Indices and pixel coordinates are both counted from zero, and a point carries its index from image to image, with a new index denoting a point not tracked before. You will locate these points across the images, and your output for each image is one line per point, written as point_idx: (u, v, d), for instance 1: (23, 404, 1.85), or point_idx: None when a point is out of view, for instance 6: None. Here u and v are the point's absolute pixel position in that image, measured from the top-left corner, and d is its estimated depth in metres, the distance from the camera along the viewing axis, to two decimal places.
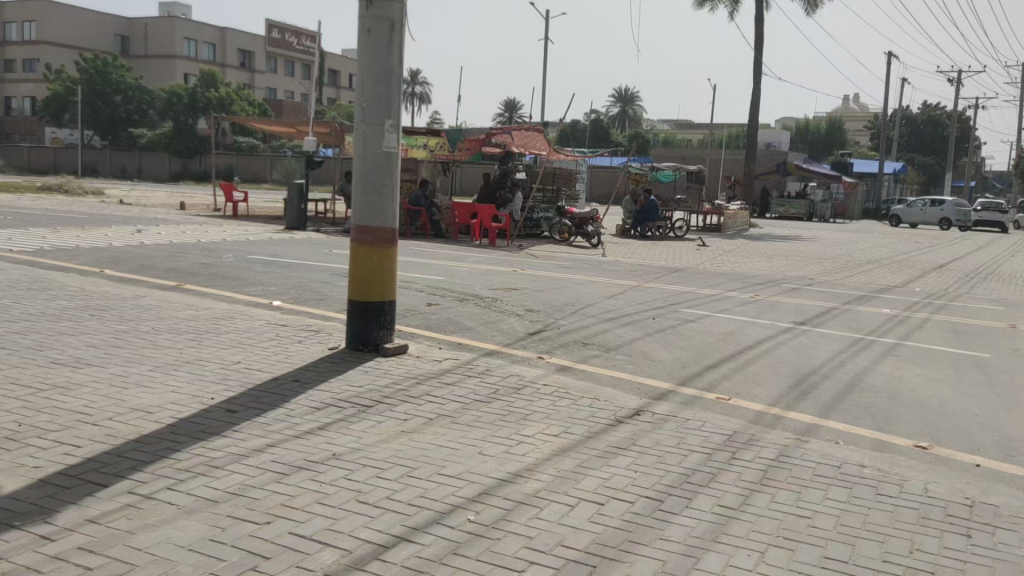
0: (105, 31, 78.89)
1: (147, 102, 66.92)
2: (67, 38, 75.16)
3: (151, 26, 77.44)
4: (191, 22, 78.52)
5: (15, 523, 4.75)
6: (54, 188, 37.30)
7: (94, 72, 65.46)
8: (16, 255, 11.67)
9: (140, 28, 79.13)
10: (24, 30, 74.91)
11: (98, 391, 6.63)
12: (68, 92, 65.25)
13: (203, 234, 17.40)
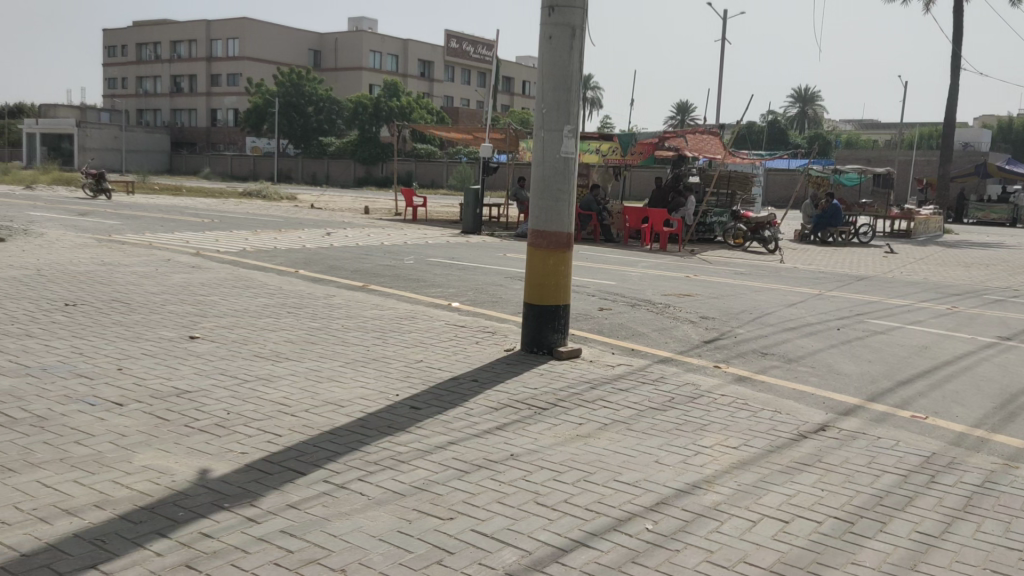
0: (299, 45, 84.48)
1: (336, 112, 71.38)
2: (267, 53, 81.21)
3: (341, 42, 82.88)
4: (376, 36, 82.92)
5: (225, 504, 5.14)
6: (253, 194, 40.43)
7: (290, 85, 70.87)
8: (227, 255, 12.71)
9: (331, 44, 84.70)
10: (229, 48, 81.62)
11: (295, 383, 7.09)
12: (266, 104, 70.70)
13: (386, 237, 18.26)
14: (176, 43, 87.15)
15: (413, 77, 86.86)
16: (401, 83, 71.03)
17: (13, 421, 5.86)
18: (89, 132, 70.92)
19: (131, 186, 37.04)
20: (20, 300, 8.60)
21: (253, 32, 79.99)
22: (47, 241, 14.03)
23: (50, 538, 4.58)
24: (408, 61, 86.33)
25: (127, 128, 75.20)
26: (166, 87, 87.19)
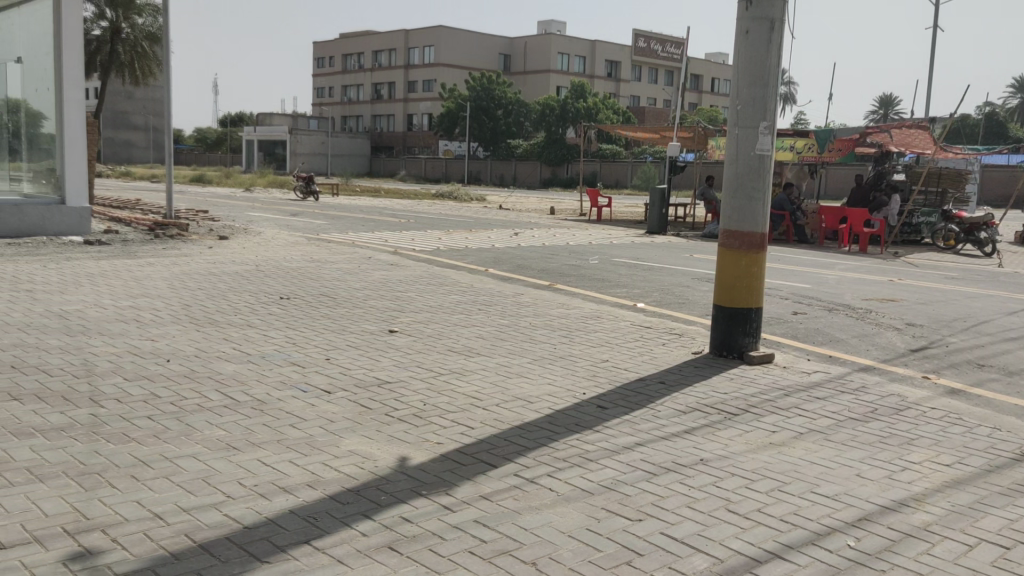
0: (490, 50, 87.06)
1: (524, 115, 73.08)
2: (460, 59, 84.32)
3: (533, 45, 84.57)
4: (565, 39, 84.00)
5: (422, 492, 5.39)
6: (445, 195, 42.04)
7: (481, 90, 72.93)
8: (422, 254, 13.32)
9: (522, 47, 86.61)
10: (426, 56, 85.46)
11: (486, 378, 7.31)
12: (459, 109, 73.49)
13: (572, 237, 18.42)
14: (377, 52, 92.25)
15: (600, 78, 87.47)
16: (587, 84, 71.69)
17: (237, 403, 6.42)
18: (300, 138, 76.49)
19: (335, 188, 39.66)
20: (242, 292, 9.42)
21: (448, 39, 83.37)
22: (265, 239, 15.26)
23: (269, 513, 4.98)
24: (595, 62, 86.92)
25: (333, 133, 80.48)
26: (367, 95, 92.60)
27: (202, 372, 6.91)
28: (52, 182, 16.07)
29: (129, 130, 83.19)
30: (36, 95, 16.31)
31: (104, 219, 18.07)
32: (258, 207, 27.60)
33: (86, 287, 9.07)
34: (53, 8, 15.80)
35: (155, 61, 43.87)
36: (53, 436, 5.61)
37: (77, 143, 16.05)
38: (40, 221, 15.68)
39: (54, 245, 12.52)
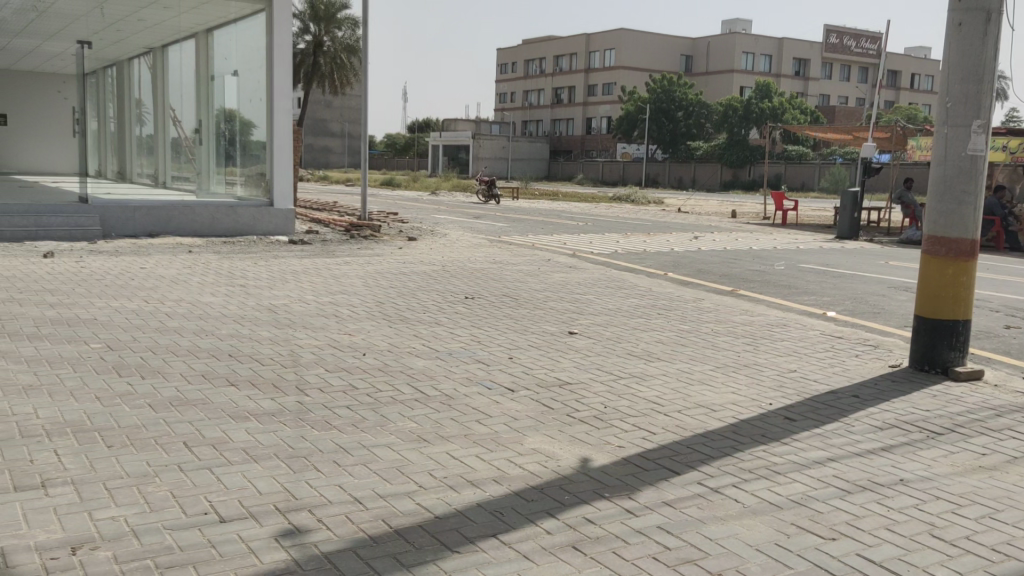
0: (671, 52, 86.30)
1: (705, 116, 72.10)
2: (640, 62, 83.66)
3: (716, 45, 83.09)
4: (751, 37, 81.94)
5: (605, 494, 5.40)
6: (623, 198, 41.96)
7: (661, 92, 73.21)
8: (600, 256, 13.38)
9: (704, 47, 85.22)
10: (607, 58, 85.32)
11: (668, 384, 7.23)
12: (639, 112, 73.81)
13: (755, 241, 17.89)
14: (558, 57, 93.59)
15: (787, 77, 84.50)
16: (773, 84, 69.80)
17: (427, 397, 6.70)
18: (483, 142, 78.72)
19: (516, 191, 40.55)
20: (430, 291, 9.82)
21: (628, 42, 83.17)
22: (451, 241, 15.88)
23: (459, 505, 5.16)
24: (782, 61, 83.92)
25: (515, 138, 82.14)
26: (548, 100, 94.06)
27: (395, 366, 7.27)
28: (261, 185, 17.54)
29: (327, 136, 88.86)
30: (248, 105, 17.80)
31: (306, 220, 19.43)
32: (443, 210, 28.71)
33: (291, 284, 9.78)
34: (265, 25, 17.38)
35: (351, 70, 45.83)
36: (265, 421, 6.08)
37: (284, 148, 17.47)
38: (251, 221, 17.14)
39: (265, 244, 13.58)
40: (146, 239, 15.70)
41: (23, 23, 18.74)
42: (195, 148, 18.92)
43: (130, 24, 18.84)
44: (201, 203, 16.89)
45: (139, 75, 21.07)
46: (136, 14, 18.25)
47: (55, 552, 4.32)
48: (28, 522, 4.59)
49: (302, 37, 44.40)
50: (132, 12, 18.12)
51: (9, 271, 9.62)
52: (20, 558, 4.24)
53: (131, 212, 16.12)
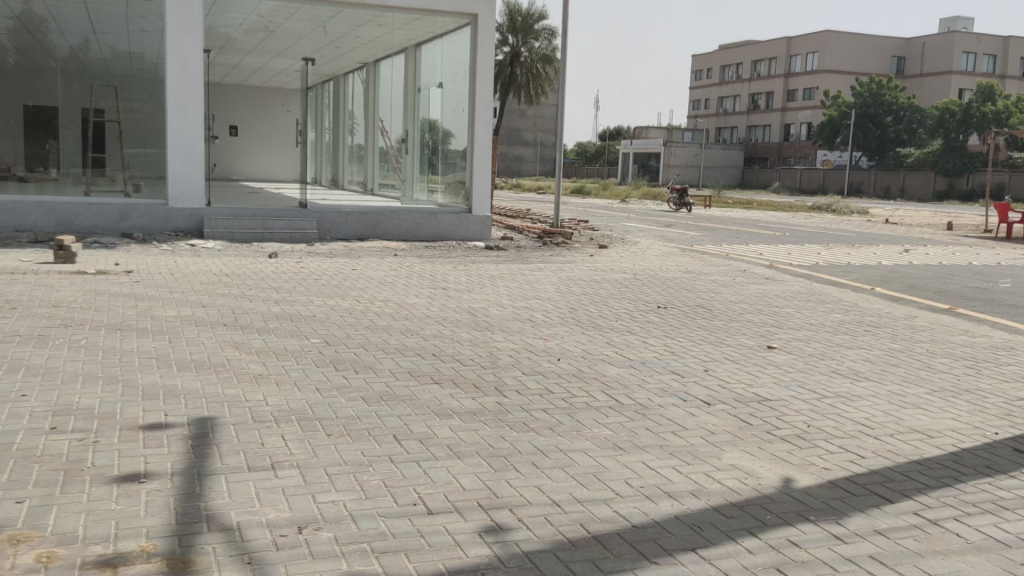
0: (880, 54, 81.94)
1: (918, 120, 68.39)
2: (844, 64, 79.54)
3: (933, 45, 78.42)
4: (974, 36, 76.45)
5: (810, 516, 5.17)
6: (823, 208, 40.19)
7: (868, 95, 69.69)
8: (800, 268, 12.87)
9: (920, 49, 80.57)
10: (808, 62, 81.58)
11: (878, 406, 6.83)
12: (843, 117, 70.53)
13: (974, 256, 16.57)
14: (754, 62, 91.07)
15: (1014, 78, 77.89)
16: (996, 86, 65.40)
17: (622, 406, 6.71)
18: (674, 149, 76.32)
19: (709, 199, 39.79)
20: (623, 299, 9.84)
21: (832, 45, 79.58)
22: (643, 249, 15.83)
23: (657, 516, 5.12)
24: (1007, 60, 77.45)
25: (707, 145, 80.05)
26: (742, 106, 91.57)
27: (589, 372, 7.34)
28: (462, 194, 18.43)
29: (520, 145, 91.01)
30: (451, 116, 18.62)
31: (502, 227, 20.14)
32: (634, 217, 28.68)
33: (488, 288, 10.11)
34: (471, 38, 18.14)
35: (547, 81, 45.17)
36: (468, 419, 6.33)
37: (483, 159, 18.22)
38: (451, 227, 18.13)
39: (466, 250, 14.12)
40: (356, 243, 16.82)
41: (257, 43, 20.43)
42: (401, 158, 19.75)
43: (349, 42, 20.20)
44: (406, 210, 17.96)
45: (354, 88, 22.53)
46: (353, 32, 19.39)
47: (284, 530, 4.69)
48: (260, 500, 5.02)
49: (500, 49, 44.47)
50: (350, 31, 19.29)
51: (242, 268, 10.60)
52: (255, 533, 4.64)
53: (343, 217, 17.33)
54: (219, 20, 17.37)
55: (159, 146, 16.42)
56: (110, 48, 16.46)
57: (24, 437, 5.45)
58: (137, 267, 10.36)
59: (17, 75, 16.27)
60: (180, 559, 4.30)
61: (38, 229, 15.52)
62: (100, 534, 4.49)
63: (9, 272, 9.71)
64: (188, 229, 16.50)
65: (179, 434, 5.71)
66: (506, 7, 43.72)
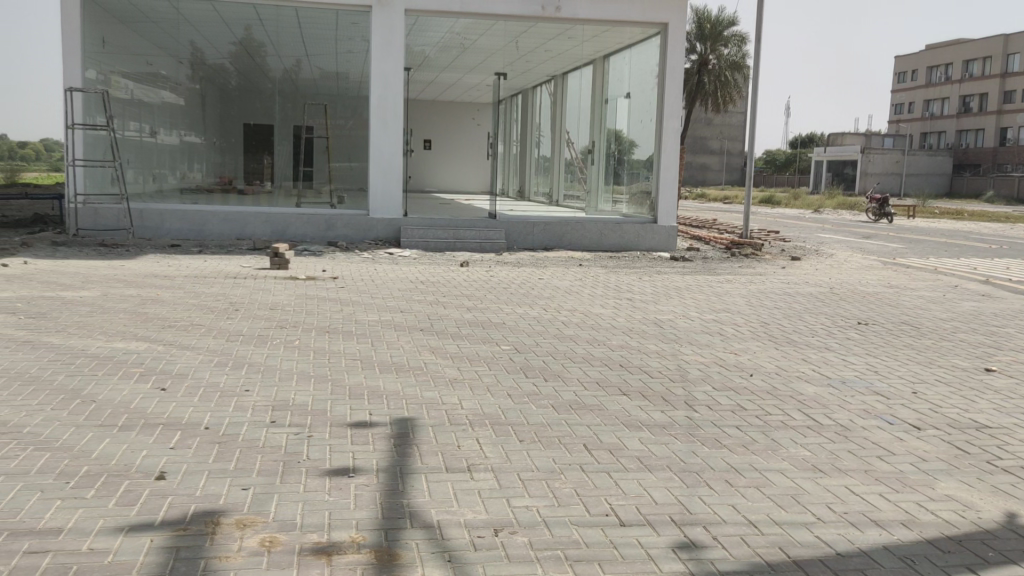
0: None
1: None
2: None
3: None
4: None
5: None
6: None
7: None
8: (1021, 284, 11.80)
9: None
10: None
11: None
12: None
13: None
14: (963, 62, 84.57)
15: None
16: None
17: (821, 426, 6.41)
18: (874, 157, 71.33)
19: (912, 210, 37.32)
20: (819, 314, 9.42)
21: None
22: (839, 261, 15.09)
23: (862, 544, 4.81)
24: None
25: (909, 151, 74.90)
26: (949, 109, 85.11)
27: (784, 390, 7.06)
28: (648, 204, 18.44)
29: (707, 155, 89.22)
30: (637, 126, 18.65)
31: (687, 238, 19.89)
32: (830, 228, 27.35)
33: (675, 299, 10.00)
34: (660, 47, 17.99)
35: (735, 87, 44.08)
36: (657, 432, 6.26)
37: (670, 169, 18.09)
38: (636, 237, 18.08)
39: (651, 260, 14.02)
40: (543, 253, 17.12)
41: (450, 60, 21.11)
42: (588, 168, 19.91)
43: (538, 57, 20.47)
44: (591, 220, 18.12)
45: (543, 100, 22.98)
46: (543, 46, 19.67)
47: (481, 531, 4.83)
48: (458, 500, 5.20)
49: (688, 58, 43.70)
50: (539, 45, 19.58)
51: (437, 276, 11.06)
52: (454, 532, 4.80)
53: (530, 226, 17.70)
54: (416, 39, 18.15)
55: (362, 158, 17.44)
56: (320, 69, 17.79)
57: (248, 428, 5.95)
58: (343, 274, 11.06)
59: (238, 96, 17.79)
60: (386, 552, 4.53)
61: (257, 238, 16.97)
62: (316, 523, 4.82)
63: (232, 276, 10.65)
64: (386, 238, 17.40)
65: (383, 433, 6.03)
66: (695, 16, 42.85)
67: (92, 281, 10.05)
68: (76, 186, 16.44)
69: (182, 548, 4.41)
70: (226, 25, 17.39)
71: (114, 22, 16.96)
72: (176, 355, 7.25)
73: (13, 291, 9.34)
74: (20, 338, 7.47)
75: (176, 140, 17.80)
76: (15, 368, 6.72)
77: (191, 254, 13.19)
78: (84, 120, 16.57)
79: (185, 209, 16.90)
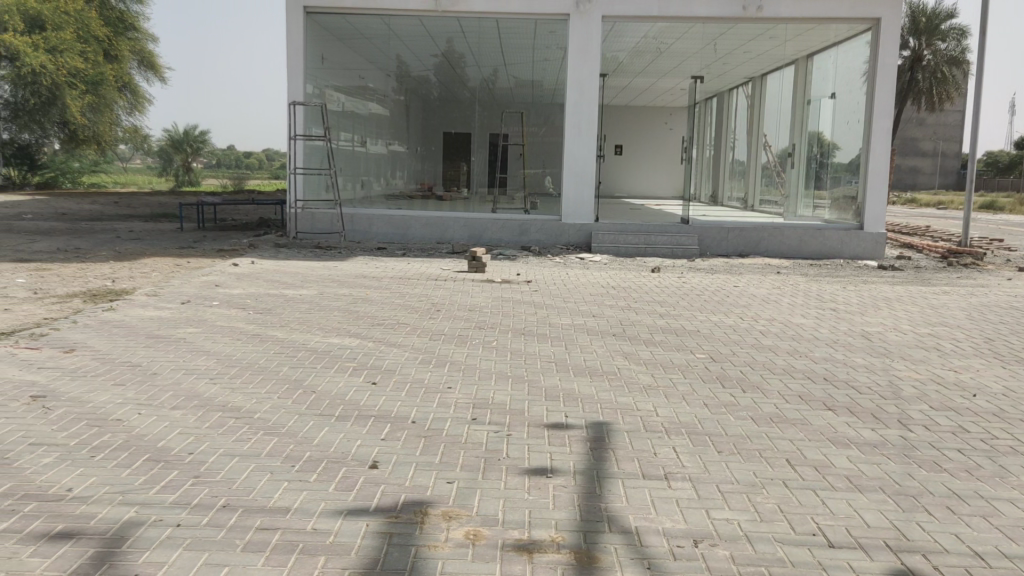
0: None
1: None
2: None
3: None
4: None
5: None
6: None
7: None
8: None
9: None
10: None
11: None
12: None
13: None
14: None
15: None
16: None
17: None
18: None
19: None
20: None
21: None
22: None
23: None
24: None
25: None
26: None
27: (1013, 414, 6.45)
28: (853, 209, 17.48)
29: (917, 156, 82.98)
30: (843, 128, 17.80)
31: (895, 246, 18.71)
32: None
33: (886, 311, 9.39)
34: (871, 45, 16.98)
35: (953, 85, 40.88)
36: (868, 451, 5.92)
37: (878, 170, 16.98)
38: (838, 245, 17.19)
39: (856, 268, 13.28)
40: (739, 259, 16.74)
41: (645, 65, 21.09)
42: (787, 172, 19.89)
43: (739, 57, 19.81)
44: (790, 226, 17.48)
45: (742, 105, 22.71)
46: (742, 48, 19.14)
47: (680, 541, 4.73)
48: (656, 508, 5.13)
49: (899, 54, 41.02)
50: (739, 46, 19.00)
51: (631, 282, 11.04)
52: (653, 539, 4.74)
53: (725, 232, 17.37)
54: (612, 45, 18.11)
55: (556, 165, 17.79)
56: (516, 78, 18.20)
57: (452, 424, 6.21)
58: (537, 278, 11.28)
59: (439, 105, 18.50)
60: (586, 554, 4.55)
61: (455, 242, 17.70)
62: (518, 519, 4.94)
63: (433, 278, 11.14)
64: (578, 243, 17.63)
65: (579, 435, 6.10)
66: (909, 9, 40.03)
67: (309, 280, 10.86)
68: (295, 193, 17.79)
69: (394, 534, 4.65)
70: (430, 37, 18.12)
71: (331, 39, 18.13)
72: (384, 352, 7.68)
73: (242, 288, 10.26)
74: (250, 332, 8.19)
75: (383, 148, 18.84)
76: (246, 359, 7.37)
77: (396, 257, 13.90)
78: (304, 131, 17.83)
79: (390, 214, 17.90)
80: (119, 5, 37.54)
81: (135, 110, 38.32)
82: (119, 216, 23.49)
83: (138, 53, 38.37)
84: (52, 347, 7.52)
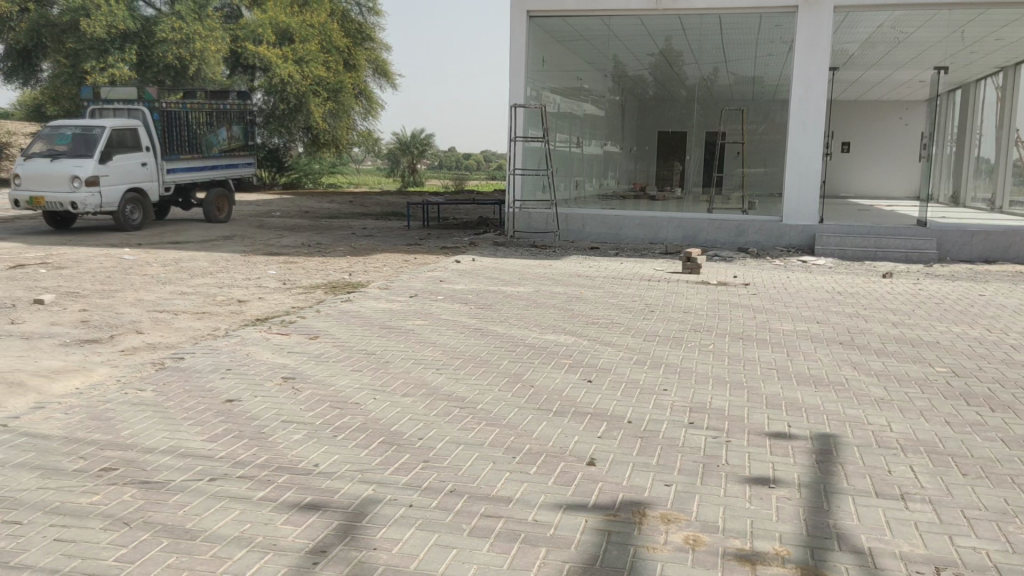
0: None
1: None
2: None
3: None
4: None
5: None
6: None
7: None
8: None
9: None
10: None
11: None
12: None
13: None
14: None
15: None
16: None
17: None
18: None
19: None
20: None
21: None
22: None
23: None
24: None
25: None
26: None
27: None
28: None
29: None
30: None
31: None
32: None
33: None
34: None
35: None
36: None
37: None
38: None
39: None
40: (984, 266, 15.33)
41: (879, 57, 19.77)
42: None
43: (986, 48, 18.47)
44: None
45: (989, 97, 21.01)
46: (994, 35, 17.50)
47: (921, 567, 4.37)
48: (891, 529, 4.79)
49: None
50: (990, 33, 17.44)
51: (858, 288, 10.42)
52: (888, 562, 4.42)
53: (968, 236, 15.92)
54: (843, 37, 17.08)
55: (779, 165, 17.09)
56: (739, 75, 17.81)
57: (668, 426, 6.14)
58: (755, 280, 10.91)
59: (654, 105, 18.53)
60: (815, 571, 4.32)
61: (669, 242, 17.46)
62: (738, 529, 4.78)
63: (648, 278, 11.10)
64: (800, 245, 16.81)
65: (803, 447, 5.83)
66: None
67: (525, 278, 11.15)
68: (515, 193, 18.31)
69: (613, 532, 4.67)
70: (649, 35, 18.02)
71: (553, 42, 18.50)
72: (599, 350, 7.75)
73: (464, 283, 10.73)
74: (472, 326, 8.54)
75: (597, 148, 19.11)
76: (469, 351, 7.70)
77: (610, 256, 13.95)
78: (524, 133, 18.30)
79: (604, 214, 18.00)
80: (358, 18, 40.17)
81: (369, 115, 41.00)
82: (352, 214, 25.32)
83: (374, 63, 40.99)
84: (299, 333, 8.24)
